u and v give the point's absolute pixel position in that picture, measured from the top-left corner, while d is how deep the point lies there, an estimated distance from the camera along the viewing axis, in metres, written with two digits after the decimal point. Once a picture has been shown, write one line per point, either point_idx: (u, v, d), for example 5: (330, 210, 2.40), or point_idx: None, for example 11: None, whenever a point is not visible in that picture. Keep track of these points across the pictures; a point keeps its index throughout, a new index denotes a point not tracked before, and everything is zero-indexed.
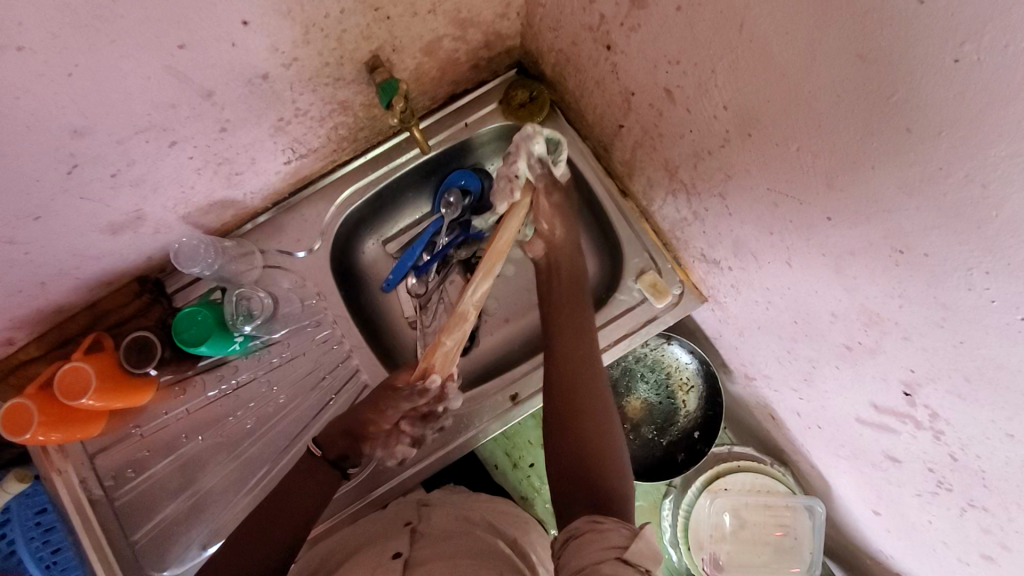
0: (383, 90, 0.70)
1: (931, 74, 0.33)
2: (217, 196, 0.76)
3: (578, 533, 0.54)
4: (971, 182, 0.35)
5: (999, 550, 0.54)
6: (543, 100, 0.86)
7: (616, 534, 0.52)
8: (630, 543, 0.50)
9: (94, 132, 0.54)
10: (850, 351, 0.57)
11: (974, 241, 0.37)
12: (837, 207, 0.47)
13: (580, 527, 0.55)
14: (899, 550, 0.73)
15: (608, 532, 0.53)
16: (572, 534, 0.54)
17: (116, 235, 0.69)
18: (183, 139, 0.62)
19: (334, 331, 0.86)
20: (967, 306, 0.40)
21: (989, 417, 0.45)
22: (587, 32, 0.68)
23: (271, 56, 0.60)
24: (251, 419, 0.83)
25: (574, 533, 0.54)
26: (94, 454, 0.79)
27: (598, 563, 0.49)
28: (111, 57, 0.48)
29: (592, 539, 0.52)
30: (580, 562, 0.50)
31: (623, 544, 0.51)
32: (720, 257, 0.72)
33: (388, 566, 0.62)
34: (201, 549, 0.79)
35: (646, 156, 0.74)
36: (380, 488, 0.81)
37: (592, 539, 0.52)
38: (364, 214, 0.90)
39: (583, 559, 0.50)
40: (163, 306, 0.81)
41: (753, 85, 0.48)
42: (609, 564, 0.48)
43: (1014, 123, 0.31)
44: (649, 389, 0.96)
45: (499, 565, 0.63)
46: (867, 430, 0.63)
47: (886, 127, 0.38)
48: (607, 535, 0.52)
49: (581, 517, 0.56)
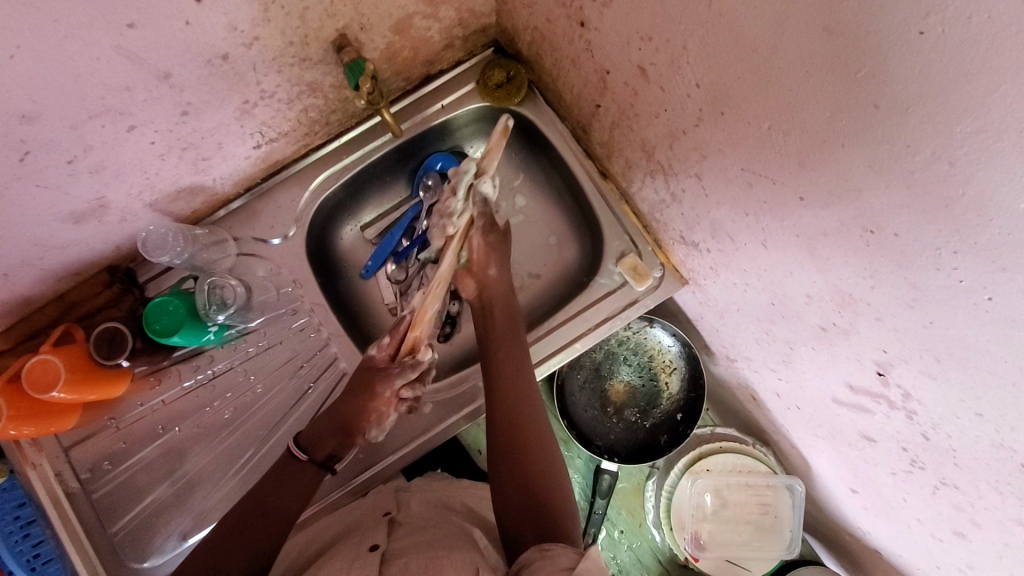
0: (351, 70, 0.68)
1: (897, 48, 0.32)
2: (184, 183, 0.74)
3: (528, 562, 0.51)
4: (938, 160, 0.34)
5: (969, 527, 0.54)
6: (520, 80, 0.84)
7: (565, 556, 0.50)
8: (579, 562, 0.48)
9: (44, 118, 0.52)
10: (826, 332, 0.57)
11: (942, 221, 0.36)
12: (808, 187, 0.46)
13: (530, 556, 0.52)
14: (874, 526, 0.74)
15: (557, 556, 0.50)
16: (522, 565, 0.51)
17: (79, 223, 0.67)
18: (142, 124, 0.60)
19: (311, 319, 0.85)
20: (935, 285, 0.40)
21: (959, 397, 0.45)
22: (560, 8, 0.67)
23: (230, 35, 0.57)
24: (229, 409, 0.82)
25: (523, 563, 0.51)
26: (69, 447, 0.78)
27: None
28: (55, 36, 0.46)
29: (542, 565, 0.49)
30: None
31: (570, 566, 0.48)
32: (699, 239, 0.71)
33: (366, 559, 0.58)
34: (181, 540, 0.79)
35: (624, 137, 0.72)
36: (362, 475, 0.80)
37: (541, 564, 0.49)
38: (340, 199, 0.88)
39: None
40: (135, 296, 0.79)
41: (724, 60, 0.46)
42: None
43: (980, 96, 0.30)
44: (631, 371, 0.96)
45: (468, 551, 0.60)
46: (843, 410, 0.63)
47: (855, 104, 0.37)
48: (556, 559, 0.49)
49: (531, 548, 0.53)
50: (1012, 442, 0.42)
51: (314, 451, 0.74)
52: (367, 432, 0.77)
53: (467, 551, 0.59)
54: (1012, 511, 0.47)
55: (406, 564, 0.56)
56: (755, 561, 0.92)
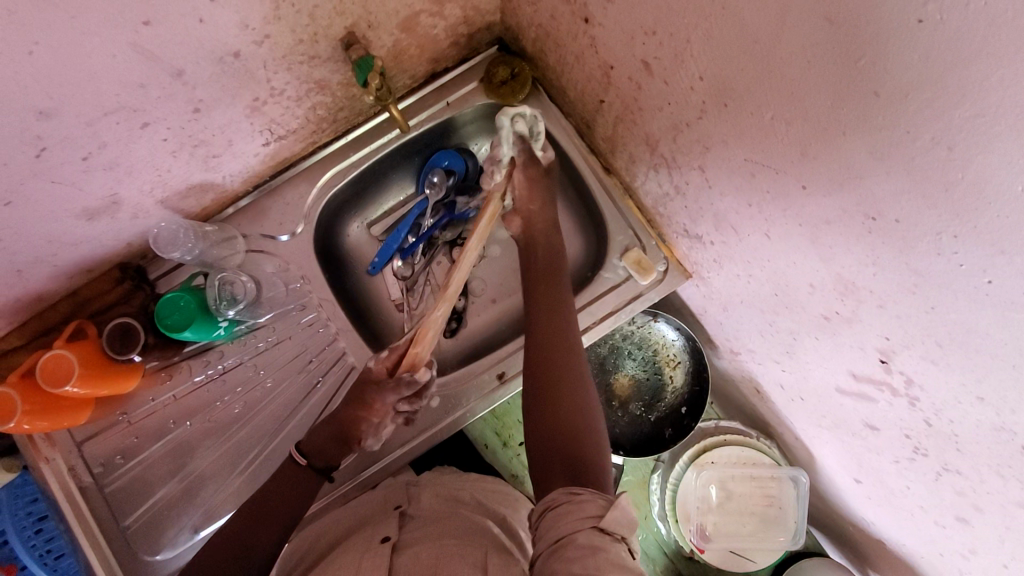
0: (359, 67, 0.69)
1: (897, 36, 0.33)
2: (195, 180, 0.75)
3: (555, 505, 0.52)
4: (938, 145, 0.35)
5: (972, 512, 0.55)
6: (525, 77, 0.85)
7: (592, 503, 0.50)
8: (607, 511, 0.49)
9: (61, 114, 0.53)
10: (829, 321, 0.58)
11: (943, 206, 0.37)
12: (810, 177, 0.47)
13: (557, 498, 0.52)
14: (878, 515, 0.74)
15: (585, 503, 0.51)
16: (549, 506, 0.52)
17: (92, 220, 0.68)
18: (155, 121, 0.61)
19: (319, 314, 0.86)
20: (936, 271, 0.41)
21: (961, 381, 0.46)
22: (565, 5, 0.68)
23: (241, 33, 0.59)
24: (238, 404, 0.83)
25: (551, 505, 0.52)
26: (82, 441, 0.79)
27: (573, 533, 0.48)
28: (73, 34, 0.47)
29: (569, 509, 0.50)
30: (554, 538, 0.48)
31: (598, 513, 0.49)
32: (702, 232, 0.72)
33: (378, 550, 0.59)
34: (193, 533, 0.80)
35: (627, 132, 0.73)
36: (369, 468, 0.81)
37: (569, 510, 0.50)
38: (346, 196, 0.89)
39: (557, 532, 0.49)
40: (146, 292, 0.80)
41: (727, 53, 0.47)
42: (587, 534, 0.47)
43: (979, 80, 0.31)
44: (636, 366, 0.97)
45: (480, 539, 0.61)
46: (846, 399, 0.64)
47: (856, 92, 0.38)
48: (583, 506, 0.50)
49: (557, 489, 0.54)
50: (1012, 425, 0.43)
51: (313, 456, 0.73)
52: (364, 442, 0.76)
53: (481, 544, 0.59)
54: (1014, 494, 0.47)
55: (417, 554, 0.58)
56: (760, 551, 0.93)
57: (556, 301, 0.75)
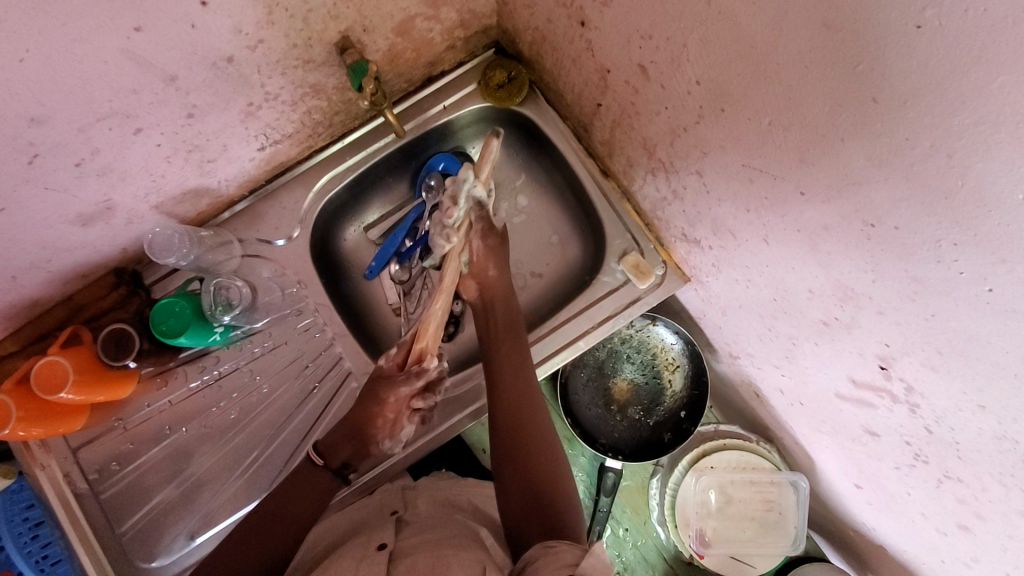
0: (354, 72, 0.69)
1: (895, 41, 0.33)
2: (190, 185, 0.74)
3: (532, 559, 0.51)
4: (938, 152, 0.34)
5: (973, 520, 0.54)
6: (522, 80, 0.85)
7: (569, 552, 0.50)
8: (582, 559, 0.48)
9: (52, 121, 0.53)
10: (828, 326, 0.57)
11: (942, 213, 0.37)
12: (809, 182, 0.46)
13: (534, 554, 0.52)
14: (879, 521, 0.74)
15: (562, 553, 0.50)
16: (527, 562, 0.51)
17: (87, 226, 0.68)
18: (148, 126, 0.61)
19: (315, 319, 0.85)
20: (936, 278, 0.40)
21: (961, 389, 0.45)
22: (561, 8, 0.67)
23: (235, 38, 0.58)
24: (235, 409, 0.82)
25: (528, 561, 0.51)
26: (77, 448, 0.78)
27: None
28: (63, 40, 0.47)
29: (547, 560, 0.49)
30: None
31: (574, 561, 0.49)
32: (700, 236, 0.71)
33: (373, 558, 0.59)
34: (189, 539, 0.79)
35: (625, 136, 0.73)
36: (365, 475, 0.80)
37: (547, 561, 0.49)
38: (343, 200, 0.89)
39: None
40: (141, 297, 0.80)
41: (723, 58, 0.47)
42: None
43: (978, 87, 0.30)
44: (634, 370, 0.96)
45: (473, 548, 0.60)
46: (846, 405, 0.63)
47: (854, 98, 0.38)
48: (561, 555, 0.50)
49: (535, 545, 0.53)
50: (1015, 434, 0.42)
51: (331, 458, 0.74)
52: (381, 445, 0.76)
53: (475, 553, 0.58)
54: (1016, 503, 0.47)
55: (414, 562, 0.57)
56: (759, 557, 0.92)
57: (517, 364, 0.76)
